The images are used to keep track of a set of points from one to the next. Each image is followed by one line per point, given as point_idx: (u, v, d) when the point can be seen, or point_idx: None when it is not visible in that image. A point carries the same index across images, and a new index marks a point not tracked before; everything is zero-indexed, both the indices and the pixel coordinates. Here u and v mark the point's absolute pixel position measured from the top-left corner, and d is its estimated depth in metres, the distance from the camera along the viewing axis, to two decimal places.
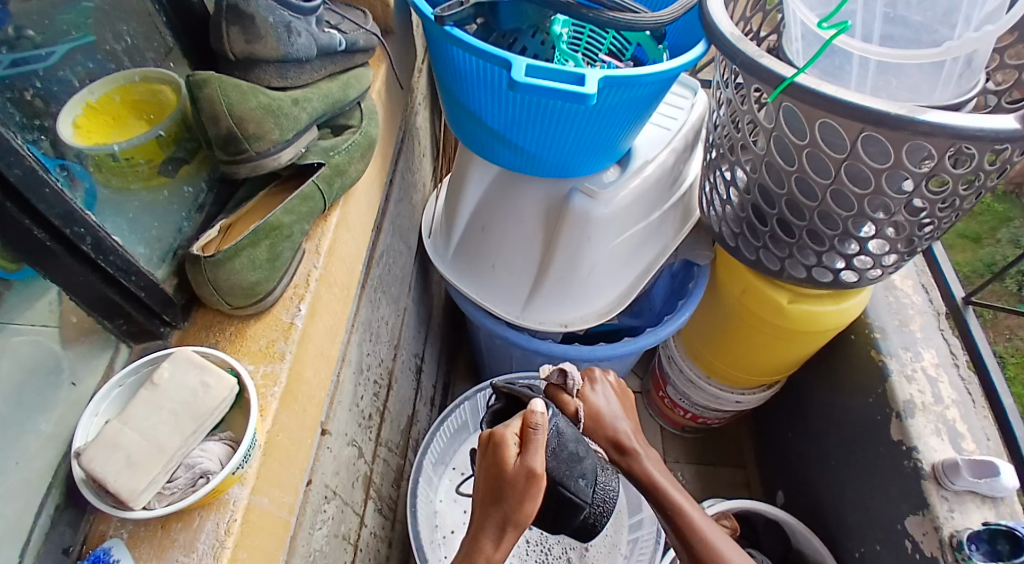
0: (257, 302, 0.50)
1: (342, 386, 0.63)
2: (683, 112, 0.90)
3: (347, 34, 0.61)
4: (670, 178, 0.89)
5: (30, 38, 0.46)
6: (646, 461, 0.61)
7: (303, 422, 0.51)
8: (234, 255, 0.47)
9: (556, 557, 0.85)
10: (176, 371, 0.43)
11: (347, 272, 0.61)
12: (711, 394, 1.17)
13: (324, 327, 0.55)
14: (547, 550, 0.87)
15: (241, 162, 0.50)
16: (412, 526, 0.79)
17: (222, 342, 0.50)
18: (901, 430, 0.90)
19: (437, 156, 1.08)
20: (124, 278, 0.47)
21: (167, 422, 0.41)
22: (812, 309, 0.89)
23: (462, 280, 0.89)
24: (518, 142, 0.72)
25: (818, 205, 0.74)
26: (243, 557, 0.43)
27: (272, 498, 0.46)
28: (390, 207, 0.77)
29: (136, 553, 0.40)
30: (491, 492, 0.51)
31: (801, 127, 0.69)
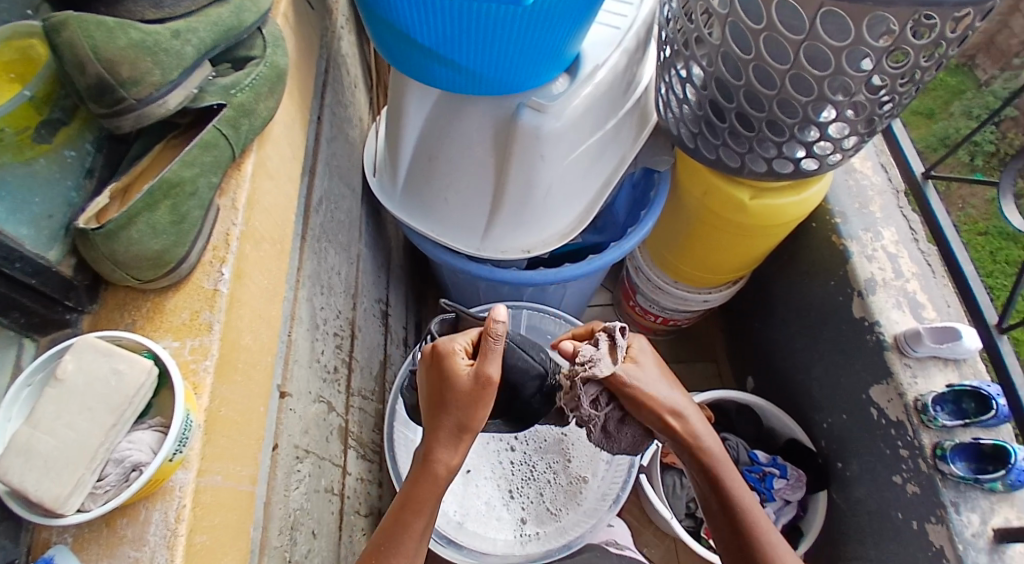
0: (171, 272, 0.45)
1: (295, 344, 0.60)
2: (631, 7, 0.83)
3: None
4: (623, 81, 0.84)
5: None
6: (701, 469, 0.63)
7: (250, 389, 0.48)
8: (127, 223, 0.42)
9: (541, 473, 0.87)
10: (81, 363, 0.39)
11: (274, 224, 0.56)
12: (679, 298, 1.17)
13: (256, 288, 0.51)
14: (531, 467, 0.88)
15: (123, 114, 0.44)
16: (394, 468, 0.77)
17: (139, 321, 0.46)
18: (863, 309, 0.92)
19: (370, 82, 1.00)
20: (7, 266, 0.42)
21: (82, 420, 0.38)
22: (774, 202, 0.87)
23: (414, 216, 0.84)
24: (453, 57, 0.65)
25: (776, 94, 0.70)
26: (203, 538, 0.41)
27: (227, 473, 0.44)
28: (320, 145, 0.71)
29: (84, 555, 0.39)
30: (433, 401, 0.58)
31: (754, 9, 0.64)
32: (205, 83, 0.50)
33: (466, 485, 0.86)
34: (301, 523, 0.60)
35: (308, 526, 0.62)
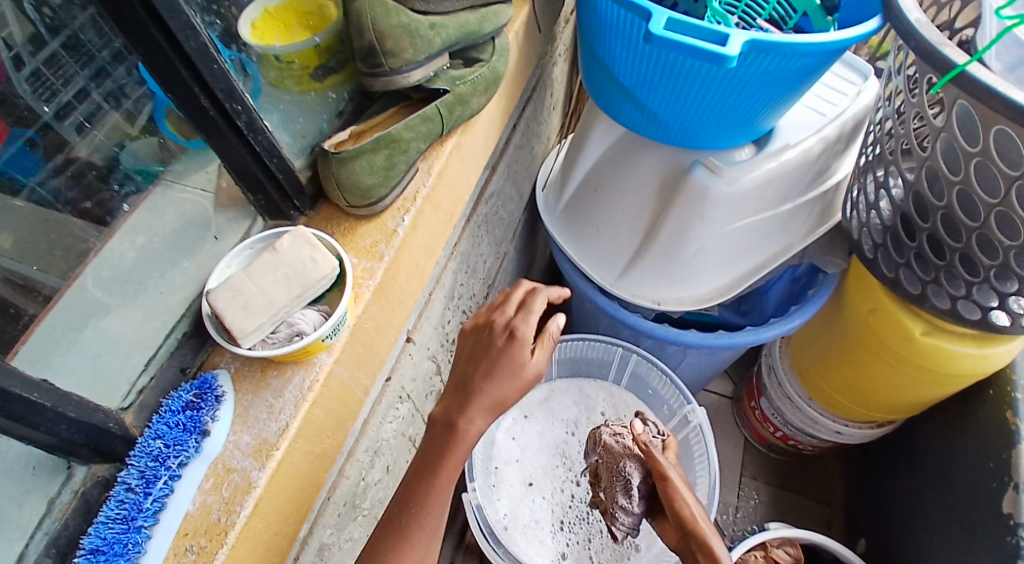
0: (372, 205, 0.49)
1: (432, 304, 0.69)
2: (847, 98, 0.81)
3: None
4: (813, 171, 0.83)
5: None
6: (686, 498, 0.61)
7: (390, 318, 0.53)
8: (356, 156, 0.45)
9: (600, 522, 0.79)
10: (291, 242, 0.43)
11: (454, 200, 0.58)
12: (809, 418, 1.09)
13: (421, 242, 0.54)
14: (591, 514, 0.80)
15: (376, 77, 0.45)
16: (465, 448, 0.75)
17: (335, 235, 0.50)
18: (1013, 505, 0.84)
19: (568, 110, 1.06)
20: (268, 158, 0.44)
21: (275, 282, 0.42)
22: (949, 347, 0.80)
23: (565, 235, 0.92)
24: (645, 102, 0.70)
25: (978, 228, 0.65)
26: (317, 413, 0.47)
27: (351, 373, 0.50)
28: (510, 149, 0.77)
29: (238, 384, 0.46)
30: (493, 400, 0.54)
31: (974, 130, 0.59)
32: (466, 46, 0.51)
33: (523, 496, 0.80)
34: (382, 453, 0.68)
35: (385, 460, 0.70)
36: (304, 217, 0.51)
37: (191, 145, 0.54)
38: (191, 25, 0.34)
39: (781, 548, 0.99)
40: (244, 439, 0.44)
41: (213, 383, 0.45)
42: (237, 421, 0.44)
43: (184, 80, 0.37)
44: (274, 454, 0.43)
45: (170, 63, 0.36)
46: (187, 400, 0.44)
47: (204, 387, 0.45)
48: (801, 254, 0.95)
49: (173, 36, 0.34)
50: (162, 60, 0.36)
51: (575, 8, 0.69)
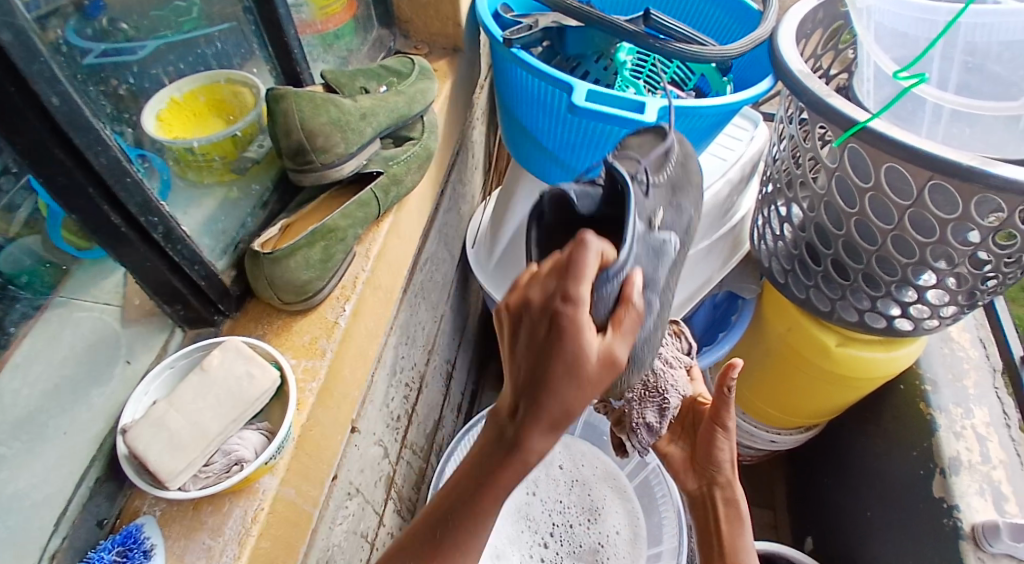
0: (308, 300, 0.45)
1: (374, 386, 0.65)
2: (741, 144, 0.88)
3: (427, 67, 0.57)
4: (722, 210, 0.88)
5: (122, 30, 0.42)
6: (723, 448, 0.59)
7: (337, 418, 0.49)
8: (291, 252, 0.43)
9: None
10: (224, 357, 0.39)
11: (391, 277, 0.57)
12: (745, 432, 1.13)
13: (364, 328, 0.52)
14: None
15: (306, 172, 0.44)
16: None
17: (268, 334, 0.46)
18: (944, 488, 0.90)
19: (488, 168, 1.08)
20: (188, 267, 0.41)
21: (209, 407, 0.37)
22: (861, 353, 0.86)
23: (500, 290, 0.92)
24: (570, 162, 0.72)
25: (876, 250, 0.71)
26: (266, 546, 0.41)
27: (299, 490, 0.45)
28: (438, 214, 0.79)
29: (167, 528, 0.39)
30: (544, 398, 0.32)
31: (865, 169, 0.66)
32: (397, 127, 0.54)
33: None
34: (336, 558, 0.62)
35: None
36: (230, 321, 0.46)
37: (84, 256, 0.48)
38: (100, 141, 0.33)
39: None
40: None
41: (141, 537, 0.38)
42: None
43: (89, 199, 0.35)
44: None
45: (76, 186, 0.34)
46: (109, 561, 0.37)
47: (129, 542, 0.38)
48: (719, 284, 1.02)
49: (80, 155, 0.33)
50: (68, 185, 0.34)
51: (492, 75, 0.72)
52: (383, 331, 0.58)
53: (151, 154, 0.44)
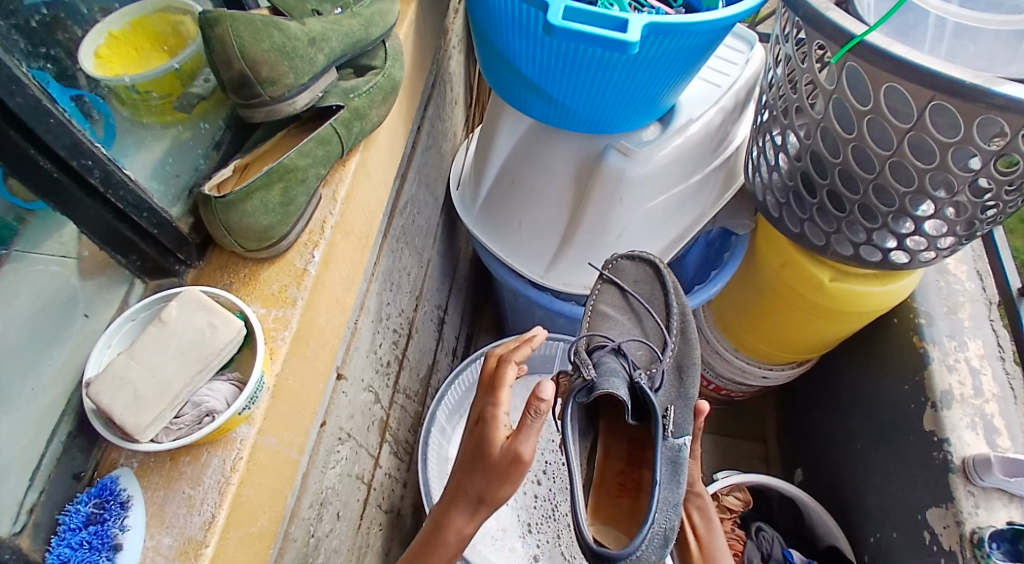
0: (271, 247, 0.43)
1: (359, 332, 0.64)
2: (736, 68, 0.83)
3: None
4: (715, 141, 0.84)
5: None
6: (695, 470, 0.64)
7: (315, 366, 0.48)
8: (246, 196, 0.40)
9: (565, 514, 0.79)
10: (183, 309, 0.37)
11: (366, 220, 0.55)
12: (738, 369, 1.13)
13: (338, 275, 0.50)
14: (555, 506, 0.81)
15: (256, 107, 0.42)
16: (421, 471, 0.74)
17: (234, 284, 0.44)
18: (935, 423, 0.91)
19: (470, 103, 1.03)
20: (135, 214, 0.38)
21: (172, 360, 0.36)
22: (855, 288, 0.85)
23: (487, 233, 0.90)
24: (553, 93, 0.68)
25: (873, 179, 0.68)
26: (249, 493, 0.41)
27: (280, 438, 0.44)
28: (416, 155, 0.76)
29: (145, 481, 0.39)
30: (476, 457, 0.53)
31: (865, 91, 0.62)
32: (356, 56, 0.50)
33: None
34: (330, 502, 0.63)
35: (334, 507, 0.65)
36: (192, 270, 0.44)
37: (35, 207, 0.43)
38: (13, 79, 0.30)
39: (730, 495, 1.08)
40: (164, 543, 0.37)
41: (116, 488, 0.38)
42: (152, 523, 0.38)
43: (8, 142, 0.32)
44: (202, 553, 0.37)
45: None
46: (87, 513, 0.37)
47: (104, 493, 0.38)
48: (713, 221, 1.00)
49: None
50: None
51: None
52: (361, 276, 0.56)
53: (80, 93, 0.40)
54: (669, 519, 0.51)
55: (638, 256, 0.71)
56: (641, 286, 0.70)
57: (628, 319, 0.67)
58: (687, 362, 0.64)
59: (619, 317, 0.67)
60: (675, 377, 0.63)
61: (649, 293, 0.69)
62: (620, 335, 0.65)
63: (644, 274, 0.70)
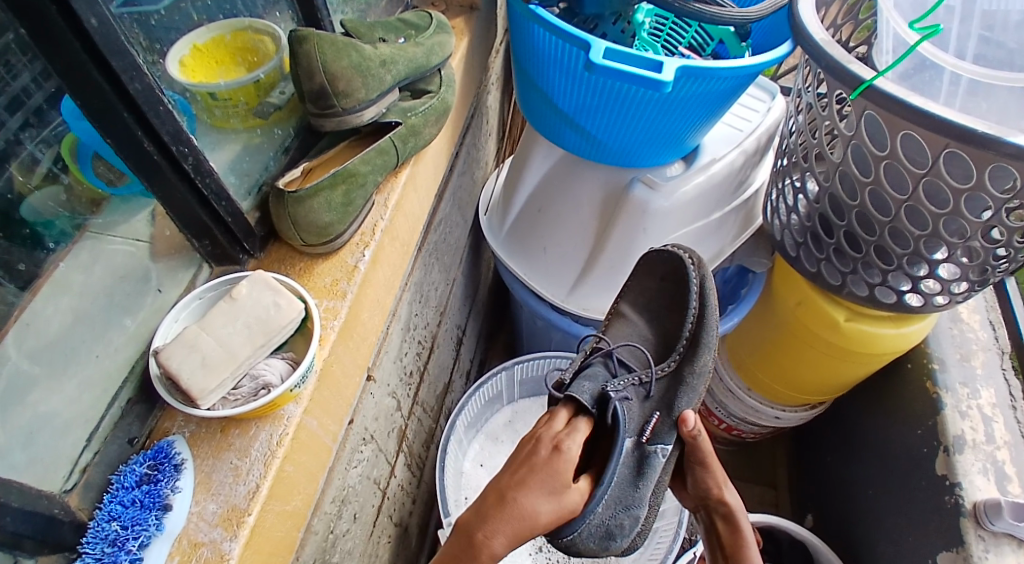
0: (329, 243, 0.47)
1: (389, 339, 0.67)
2: (759, 115, 0.88)
3: (442, 24, 0.59)
4: (736, 182, 0.88)
5: None
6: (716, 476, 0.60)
7: (356, 359, 0.51)
8: (314, 193, 0.44)
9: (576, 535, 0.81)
10: (253, 289, 0.41)
11: (409, 229, 0.59)
12: (750, 407, 1.15)
13: (382, 276, 0.54)
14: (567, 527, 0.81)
15: (328, 117, 0.46)
16: (438, 476, 0.75)
17: (291, 276, 0.48)
18: (947, 467, 0.91)
19: (502, 136, 1.09)
20: (216, 202, 0.43)
21: (239, 332, 0.39)
22: (869, 329, 0.87)
23: (512, 256, 0.93)
24: (586, 126, 0.73)
25: (889, 221, 0.71)
26: (290, 469, 0.44)
27: (321, 422, 0.47)
28: (452, 177, 0.80)
29: (195, 450, 0.42)
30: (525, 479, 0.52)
31: (882, 137, 0.66)
32: (415, 80, 0.55)
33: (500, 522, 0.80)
34: (350, 499, 0.66)
35: (353, 506, 0.67)
36: (254, 260, 0.48)
37: (115, 193, 0.49)
38: (135, 66, 0.35)
39: None
40: (209, 509, 0.40)
41: (171, 451, 0.41)
42: (199, 490, 0.40)
43: (124, 123, 0.37)
44: (245, 520, 0.39)
45: (112, 108, 0.36)
46: (141, 474, 0.40)
47: (160, 456, 0.41)
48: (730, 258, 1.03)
49: (116, 79, 0.35)
50: (102, 105, 0.36)
51: (511, 37, 0.73)
52: (400, 281, 0.60)
53: (177, 94, 0.45)
54: (615, 517, 0.55)
55: (669, 250, 0.67)
56: (664, 285, 0.66)
57: (645, 318, 0.67)
58: (692, 376, 0.60)
59: (635, 318, 0.68)
60: (673, 386, 0.61)
61: (670, 291, 0.66)
62: (627, 337, 0.67)
63: (669, 271, 0.66)
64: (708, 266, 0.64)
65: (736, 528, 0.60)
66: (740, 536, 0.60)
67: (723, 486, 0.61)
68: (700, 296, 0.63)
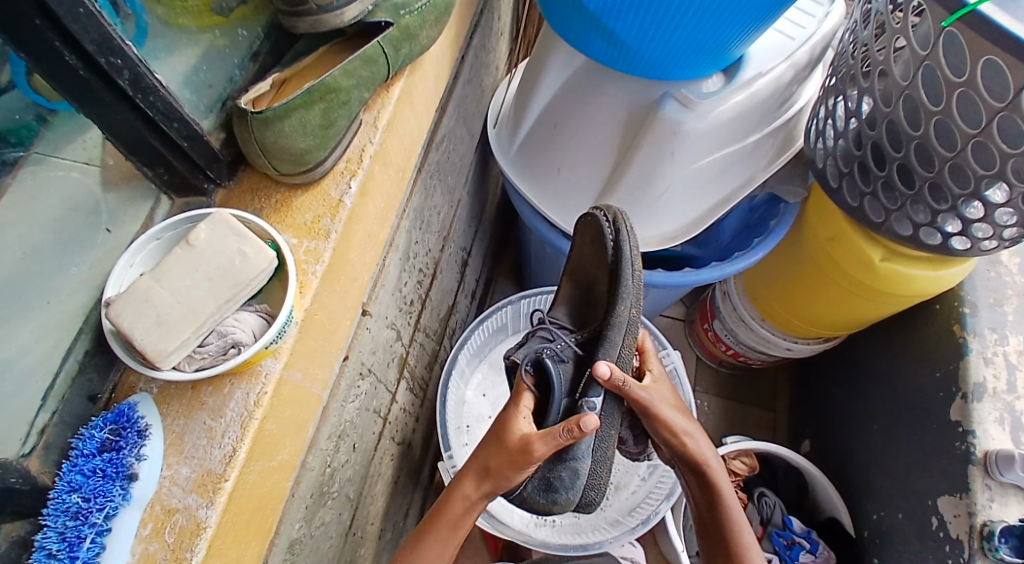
0: (307, 173, 0.40)
1: (387, 270, 0.61)
2: (814, 20, 0.76)
3: None
4: (779, 101, 0.78)
5: None
6: (682, 432, 0.53)
7: (345, 302, 0.46)
8: (285, 114, 0.37)
9: None
10: (214, 234, 0.34)
11: (405, 152, 0.51)
12: (762, 337, 1.11)
13: (374, 208, 0.47)
14: None
15: (302, 17, 0.39)
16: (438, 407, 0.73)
17: (267, 210, 0.41)
18: (962, 413, 0.88)
19: (515, 35, 0.97)
20: (166, 123, 0.36)
21: (201, 287, 0.33)
22: (903, 269, 0.81)
23: (521, 175, 0.86)
24: (613, 29, 0.63)
25: (951, 158, 0.63)
26: (273, 427, 0.39)
27: (307, 372, 0.42)
28: (457, 85, 0.71)
29: (165, 408, 0.38)
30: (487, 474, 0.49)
31: (960, 61, 0.56)
32: None
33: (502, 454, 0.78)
34: (348, 435, 0.63)
35: (352, 439, 0.64)
36: (222, 191, 0.42)
37: (54, 107, 0.41)
38: None
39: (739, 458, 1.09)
40: (182, 473, 0.36)
41: (133, 415, 0.37)
42: (170, 453, 0.37)
43: (36, 30, 0.29)
44: (222, 487, 0.36)
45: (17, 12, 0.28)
46: (103, 439, 0.36)
47: (122, 420, 0.36)
48: (762, 184, 0.94)
49: None
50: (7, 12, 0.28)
51: None
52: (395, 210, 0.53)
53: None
54: (550, 471, 0.50)
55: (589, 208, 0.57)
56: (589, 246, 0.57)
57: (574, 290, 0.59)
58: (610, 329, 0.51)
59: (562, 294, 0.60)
60: (594, 341, 0.52)
61: (592, 251, 0.56)
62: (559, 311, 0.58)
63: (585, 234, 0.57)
64: (622, 217, 0.54)
65: (708, 483, 0.54)
66: (714, 493, 0.53)
67: (682, 431, 0.53)
68: (614, 247, 0.52)
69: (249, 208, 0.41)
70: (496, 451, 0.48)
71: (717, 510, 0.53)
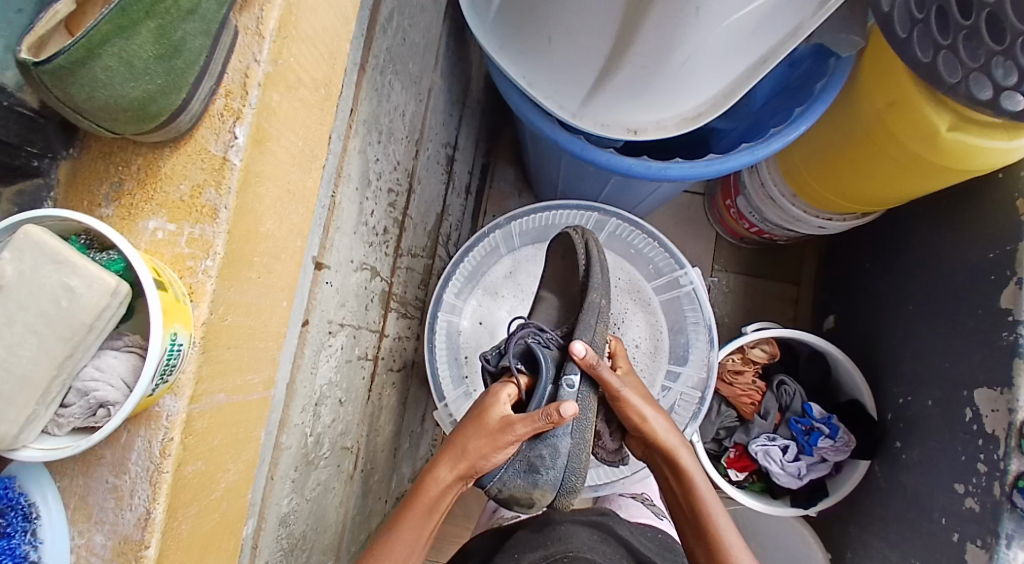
0: (164, 126, 0.28)
1: (339, 206, 0.50)
2: None
3: None
4: None
5: None
6: (656, 423, 0.63)
7: (268, 283, 0.36)
8: (98, 51, 0.24)
9: None
10: (25, 266, 0.25)
11: (320, 58, 0.37)
12: (792, 215, 0.99)
13: (284, 151, 0.34)
14: None
15: None
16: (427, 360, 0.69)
17: (129, 185, 0.30)
18: (1013, 299, 0.72)
19: None
20: None
21: (26, 344, 0.24)
22: (965, 139, 0.65)
23: (505, 50, 0.70)
24: None
25: None
26: (194, 467, 0.32)
27: (232, 389, 0.34)
28: None
29: (59, 466, 0.31)
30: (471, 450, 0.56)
31: None
32: None
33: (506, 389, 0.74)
34: (327, 397, 0.56)
35: (335, 398, 0.58)
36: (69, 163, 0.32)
37: None
38: None
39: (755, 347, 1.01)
40: (98, 540, 0.31)
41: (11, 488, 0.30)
42: (78, 518, 0.31)
43: None
44: (144, 555, 0.30)
45: None
46: None
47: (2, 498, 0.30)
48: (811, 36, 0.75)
49: None
50: None
51: None
52: (325, 138, 0.40)
53: None
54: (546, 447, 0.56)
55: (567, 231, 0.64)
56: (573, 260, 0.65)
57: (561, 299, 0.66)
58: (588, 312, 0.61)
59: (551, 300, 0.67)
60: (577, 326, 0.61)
61: (569, 263, 0.66)
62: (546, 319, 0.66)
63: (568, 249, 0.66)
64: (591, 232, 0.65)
65: (681, 471, 0.63)
66: (685, 478, 0.63)
67: (647, 416, 0.63)
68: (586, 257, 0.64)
69: (103, 181, 0.31)
70: (475, 433, 0.56)
71: (690, 489, 0.63)
